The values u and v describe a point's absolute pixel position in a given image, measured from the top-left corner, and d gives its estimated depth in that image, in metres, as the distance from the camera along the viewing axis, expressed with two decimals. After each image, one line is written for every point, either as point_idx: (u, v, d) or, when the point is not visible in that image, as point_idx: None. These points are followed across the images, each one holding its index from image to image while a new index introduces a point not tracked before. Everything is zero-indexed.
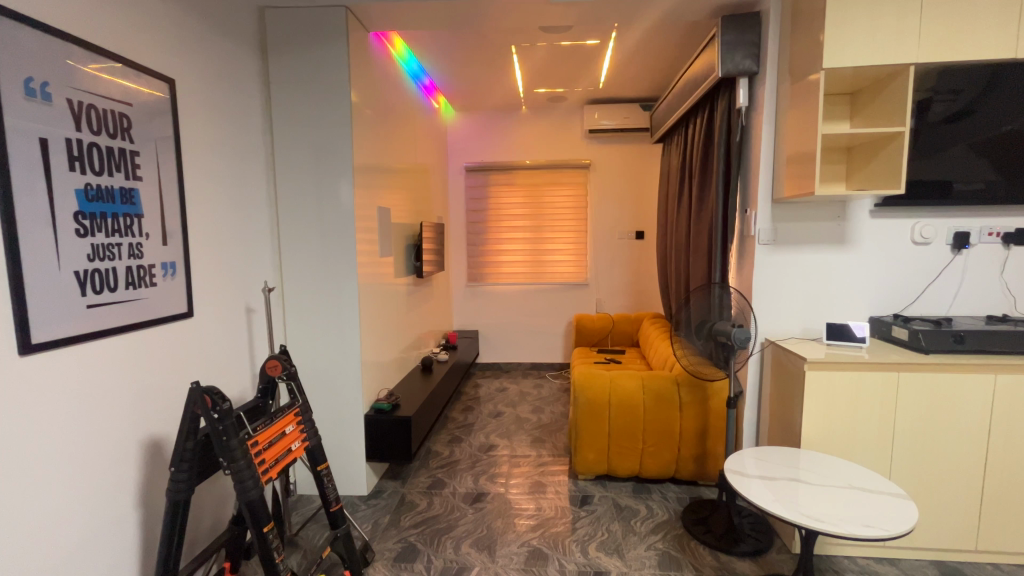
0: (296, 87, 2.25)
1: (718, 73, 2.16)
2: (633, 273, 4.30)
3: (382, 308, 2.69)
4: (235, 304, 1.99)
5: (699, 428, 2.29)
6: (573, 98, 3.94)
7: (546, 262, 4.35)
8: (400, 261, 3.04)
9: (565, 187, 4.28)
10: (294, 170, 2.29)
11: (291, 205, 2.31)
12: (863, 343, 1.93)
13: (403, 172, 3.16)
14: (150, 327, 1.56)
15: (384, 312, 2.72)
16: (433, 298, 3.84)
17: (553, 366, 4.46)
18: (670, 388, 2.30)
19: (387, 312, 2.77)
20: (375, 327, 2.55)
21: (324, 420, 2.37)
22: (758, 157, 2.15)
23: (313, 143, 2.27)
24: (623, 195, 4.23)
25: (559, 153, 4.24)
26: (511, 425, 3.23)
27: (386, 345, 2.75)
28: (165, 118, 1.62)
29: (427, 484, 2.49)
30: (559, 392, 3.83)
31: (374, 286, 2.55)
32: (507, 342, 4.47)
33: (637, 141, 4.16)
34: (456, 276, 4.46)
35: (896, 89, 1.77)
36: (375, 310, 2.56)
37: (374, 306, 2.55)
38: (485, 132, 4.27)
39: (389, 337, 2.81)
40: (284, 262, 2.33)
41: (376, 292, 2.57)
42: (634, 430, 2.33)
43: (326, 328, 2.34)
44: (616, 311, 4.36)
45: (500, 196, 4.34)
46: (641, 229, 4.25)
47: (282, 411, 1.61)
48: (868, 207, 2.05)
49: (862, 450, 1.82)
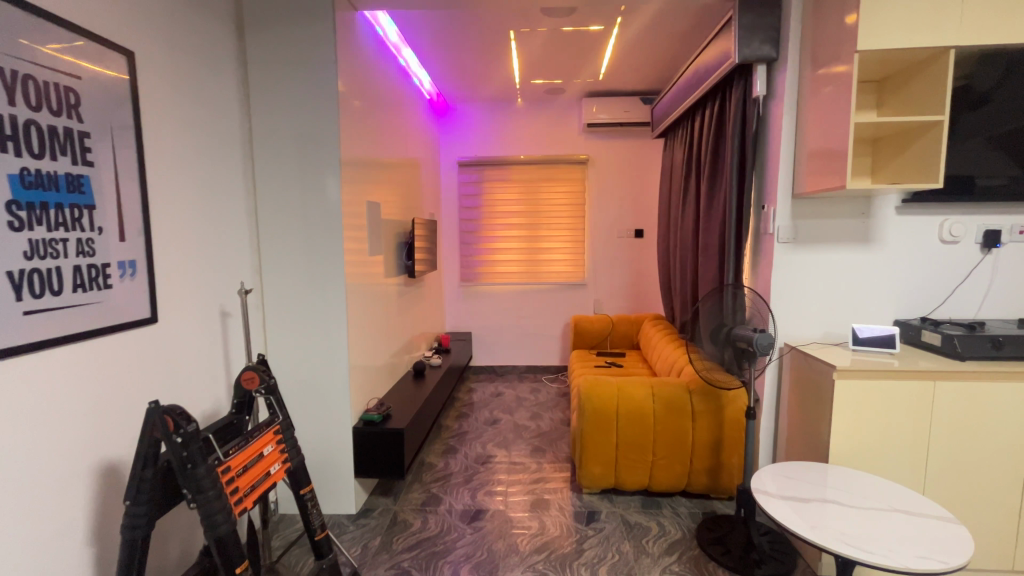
0: (277, 70, 2.05)
1: (735, 59, 2.01)
2: (632, 273, 4.16)
3: (372, 311, 2.50)
4: (207, 308, 1.79)
5: (712, 439, 2.15)
6: (571, 90, 3.78)
7: (542, 261, 4.19)
8: (390, 260, 2.86)
9: (562, 183, 4.12)
10: (276, 160, 2.10)
11: (272, 199, 2.11)
12: (892, 348, 1.79)
13: (392, 166, 2.97)
14: (104, 335, 1.36)
15: (373, 315, 2.53)
16: (424, 299, 3.66)
17: (549, 369, 4.30)
18: (681, 395, 2.16)
19: (377, 315, 2.58)
20: (363, 332, 2.36)
21: (308, 434, 2.18)
22: (778, 149, 2.01)
23: (296, 131, 2.08)
24: (622, 192, 4.09)
25: (556, 148, 4.08)
26: (508, 434, 3.06)
27: (376, 351, 2.57)
28: (123, 96, 1.41)
29: (421, 501, 2.31)
30: (557, 397, 3.68)
31: (363, 286, 2.36)
32: (502, 344, 4.30)
33: (637, 136, 4.02)
34: (449, 275, 4.28)
35: (933, 75, 1.64)
36: (364, 314, 2.38)
37: (363, 309, 2.36)
38: (479, 126, 4.10)
39: (379, 342, 2.62)
40: (263, 261, 2.13)
41: (365, 295, 2.39)
42: (644, 441, 2.18)
43: (310, 333, 2.15)
44: (614, 312, 4.21)
45: (494, 193, 4.16)
46: (640, 228, 4.11)
47: (258, 429, 1.42)
48: (894, 203, 1.92)
49: (894, 464, 1.69)
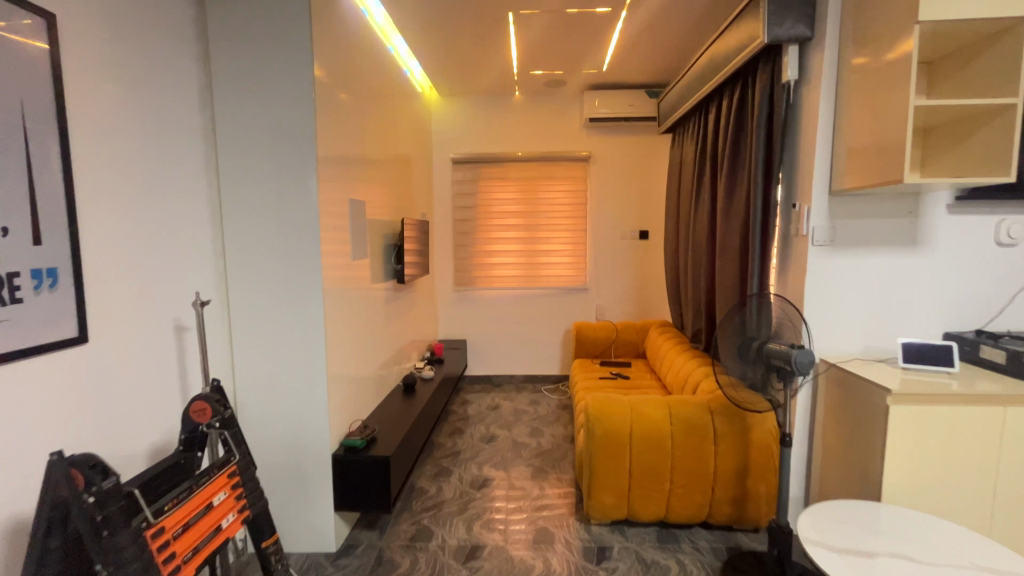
0: (245, 49, 1.80)
1: (764, 39, 1.78)
2: (637, 277, 3.93)
3: (357, 321, 2.26)
4: (158, 321, 1.54)
5: (737, 465, 1.92)
6: (572, 81, 3.55)
7: (542, 264, 3.95)
8: (378, 264, 2.61)
9: (562, 182, 3.88)
10: (244, 151, 1.85)
11: (239, 196, 1.86)
12: (949, 366, 1.57)
13: (379, 162, 2.73)
14: (11, 362, 1.09)
15: (358, 326, 2.28)
16: (415, 306, 3.41)
17: (549, 378, 4.06)
18: (701, 416, 1.93)
19: (363, 326, 2.34)
20: (346, 346, 2.12)
21: (281, 462, 1.92)
22: (812, 140, 1.78)
23: (267, 118, 1.83)
24: (626, 191, 3.86)
25: (556, 144, 3.85)
26: (506, 453, 2.81)
27: (361, 365, 2.32)
28: (41, 68, 1.15)
29: (410, 536, 2.06)
30: (558, 410, 3.44)
31: (345, 293, 2.11)
32: (498, 353, 4.06)
33: (641, 132, 3.79)
34: (442, 280, 4.03)
35: (1003, 50, 1.42)
36: (347, 325, 2.13)
37: (345, 319, 2.11)
38: (474, 121, 3.86)
39: (365, 355, 2.37)
40: (230, 267, 1.87)
41: (348, 304, 2.14)
42: (660, 468, 1.94)
43: (283, 348, 1.89)
44: (617, 318, 3.98)
45: (490, 192, 3.92)
46: (645, 229, 3.89)
47: (208, 473, 1.17)
48: (945, 200, 1.70)
49: (957, 500, 1.47)
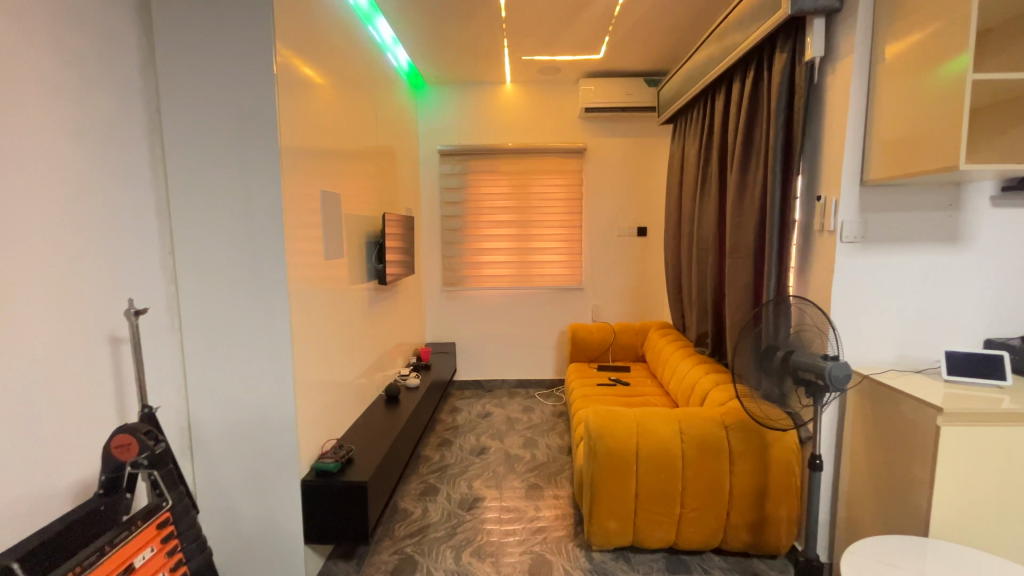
0: (195, 18, 1.56)
1: (787, 10, 1.58)
2: (634, 276, 3.74)
3: (332, 328, 2.03)
4: (88, 334, 1.30)
5: (755, 487, 1.73)
6: (566, 69, 3.34)
7: (534, 263, 3.74)
8: (356, 263, 2.38)
9: (556, 176, 3.67)
10: (196, 135, 1.61)
11: (192, 188, 1.62)
12: (999, 379, 1.40)
13: (358, 152, 2.49)
14: None
15: (334, 334, 2.05)
16: (400, 308, 3.18)
17: (543, 383, 3.86)
18: (716, 433, 1.74)
19: (339, 333, 2.11)
20: (320, 356, 1.89)
21: (243, 490, 1.69)
22: (839, 124, 1.59)
23: (223, 97, 1.60)
24: (623, 185, 3.66)
25: (549, 136, 3.64)
26: (498, 467, 2.61)
27: (338, 376, 2.10)
28: None
29: (392, 568, 1.85)
30: (553, 418, 3.24)
31: (318, 297, 1.89)
32: (489, 356, 3.85)
33: (639, 123, 3.60)
34: (429, 279, 3.80)
35: None
36: (320, 332, 1.91)
37: (318, 326, 1.88)
38: (462, 111, 3.64)
39: (342, 365, 2.15)
40: (181, 269, 1.64)
41: (321, 308, 1.92)
42: (670, 490, 1.75)
43: (244, 359, 1.66)
44: (614, 319, 3.79)
45: (480, 186, 3.69)
46: (643, 225, 3.70)
47: (133, 525, 1.00)
48: (988, 192, 1.53)
49: (1012, 530, 1.30)
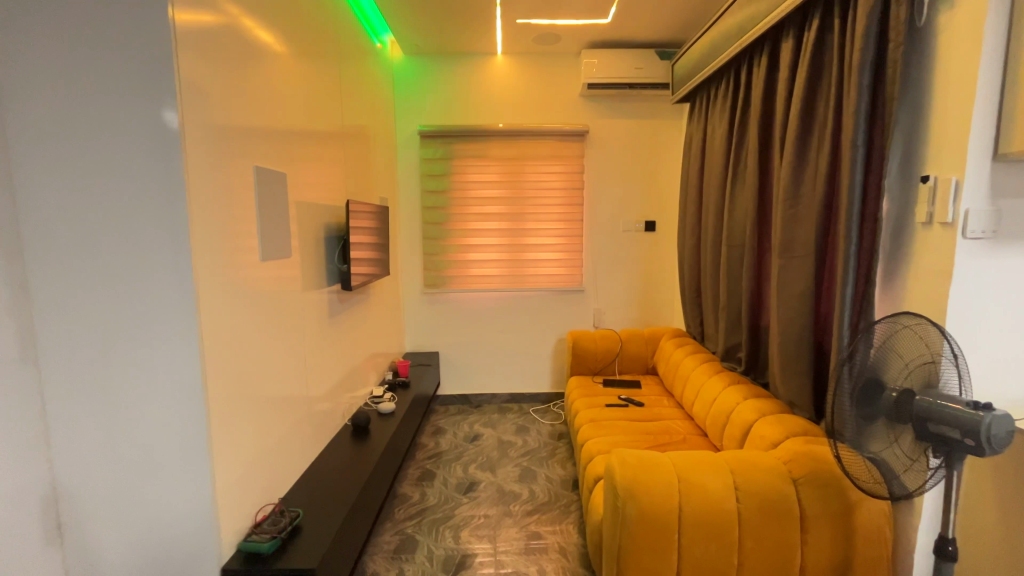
0: None
1: None
2: (641, 276, 3.32)
3: (275, 351, 1.55)
4: None
5: (834, 562, 1.32)
6: (567, 37, 2.88)
7: (529, 262, 3.29)
8: (312, 265, 1.90)
9: (554, 163, 3.21)
10: (56, 86, 1.13)
11: (53, 162, 1.14)
12: None
13: (317, 125, 2.01)
14: None
15: (277, 358, 1.57)
16: (372, 316, 2.70)
17: (538, 397, 3.42)
18: (784, 491, 1.32)
19: (285, 355, 1.63)
20: (256, 390, 1.41)
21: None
22: (960, 79, 1.17)
23: (93, 33, 1.12)
24: (630, 174, 3.23)
25: (547, 116, 3.19)
26: (490, 509, 2.16)
27: (284, 413, 1.62)
28: None
29: None
30: (552, 442, 2.80)
31: (252, 312, 1.40)
32: (477, 368, 3.39)
33: (649, 103, 3.17)
34: (409, 280, 3.32)
35: None
36: (256, 359, 1.42)
37: (253, 351, 1.40)
38: (446, 87, 3.16)
39: (290, 397, 1.67)
40: (40, 277, 1.16)
41: (257, 325, 1.43)
42: (723, 566, 1.33)
43: (138, 404, 1.19)
44: (618, 324, 3.37)
45: (467, 173, 3.20)
46: (652, 219, 3.27)
47: None
48: None
49: None
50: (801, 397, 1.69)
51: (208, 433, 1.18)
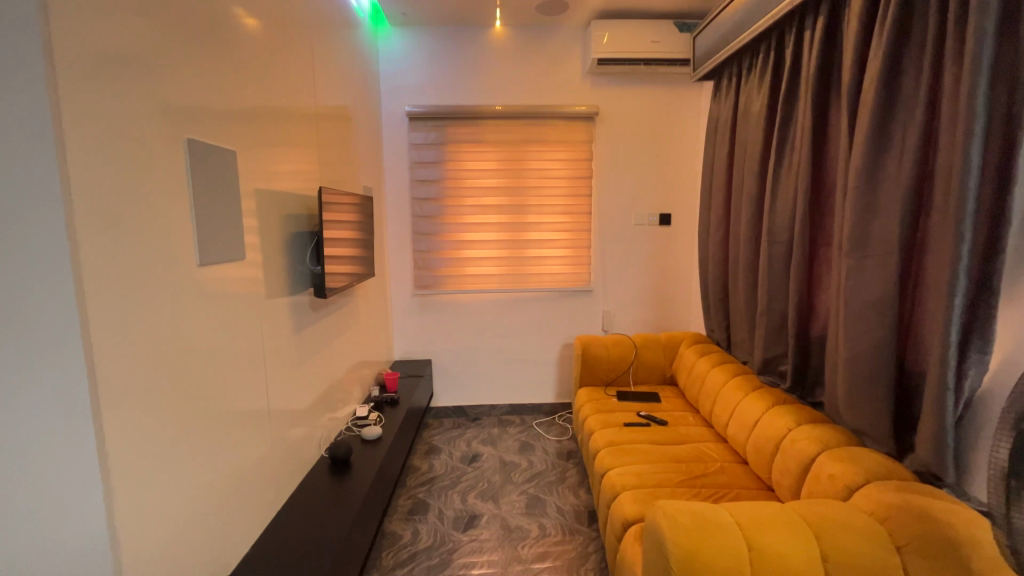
0: None
1: None
2: (654, 275, 3.02)
3: (215, 380, 1.21)
4: None
5: None
6: (577, 5, 2.54)
7: (531, 259, 2.96)
8: (275, 268, 1.56)
9: (559, 148, 2.87)
10: None
11: None
12: None
13: (283, 96, 1.66)
14: None
15: (219, 387, 1.23)
16: (355, 322, 2.36)
17: (541, 408, 3.11)
18: (888, 564, 1.03)
19: (231, 383, 1.29)
20: (187, 432, 1.09)
21: None
22: None
23: None
24: (643, 161, 2.91)
25: (552, 96, 2.85)
26: (495, 551, 1.85)
27: (231, 456, 1.28)
28: None
29: None
30: (560, 462, 2.49)
31: (178, 332, 1.07)
32: (474, 377, 3.07)
33: (666, 81, 2.84)
34: (398, 279, 2.98)
35: None
36: (185, 393, 1.09)
37: (179, 383, 1.07)
38: (438, 62, 2.81)
39: (241, 435, 1.33)
40: None
41: (186, 349, 1.10)
42: None
43: (14, 457, 0.88)
44: (629, 327, 3.06)
45: (462, 160, 2.85)
46: (667, 211, 2.96)
47: None
48: None
49: None
50: (876, 426, 1.39)
51: (106, 498, 0.88)
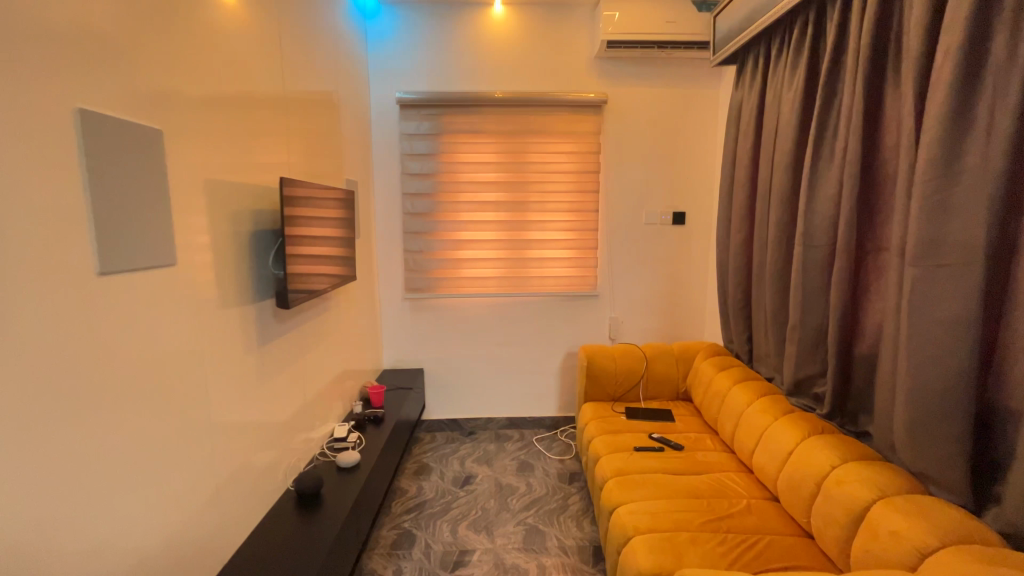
0: None
1: None
2: (666, 279, 2.77)
3: (127, 413, 0.98)
4: None
5: None
6: None
7: (532, 260, 2.71)
8: (224, 274, 1.31)
9: (564, 139, 2.63)
10: None
11: None
12: None
13: (244, 72, 1.42)
14: None
15: (136, 422, 1.01)
16: (336, 331, 2.12)
17: (542, 422, 2.87)
18: None
19: (154, 414, 1.06)
20: (74, 482, 0.87)
21: None
22: None
23: None
24: (656, 154, 2.66)
25: (556, 83, 2.61)
26: None
27: (153, 503, 1.05)
28: None
29: None
30: (561, 486, 2.25)
31: (63, 360, 0.85)
32: (470, 388, 2.84)
33: (681, 67, 2.59)
34: (388, 281, 2.75)
35: None
36: (73, 436, 0.87)
37: (63, 426, 0.85)
38: (432, 44, 2.56)
39: (168, 474, 1.10)
40: None
41: (76, 381, 0.87)
42: None
43: None
44: (638, 335, 2.82)
45: (458, 153, 2.61)
46: (681, 210, 2.71)
47: None
48: None
49: None
50: (948, 472, 1.14)
51: None
